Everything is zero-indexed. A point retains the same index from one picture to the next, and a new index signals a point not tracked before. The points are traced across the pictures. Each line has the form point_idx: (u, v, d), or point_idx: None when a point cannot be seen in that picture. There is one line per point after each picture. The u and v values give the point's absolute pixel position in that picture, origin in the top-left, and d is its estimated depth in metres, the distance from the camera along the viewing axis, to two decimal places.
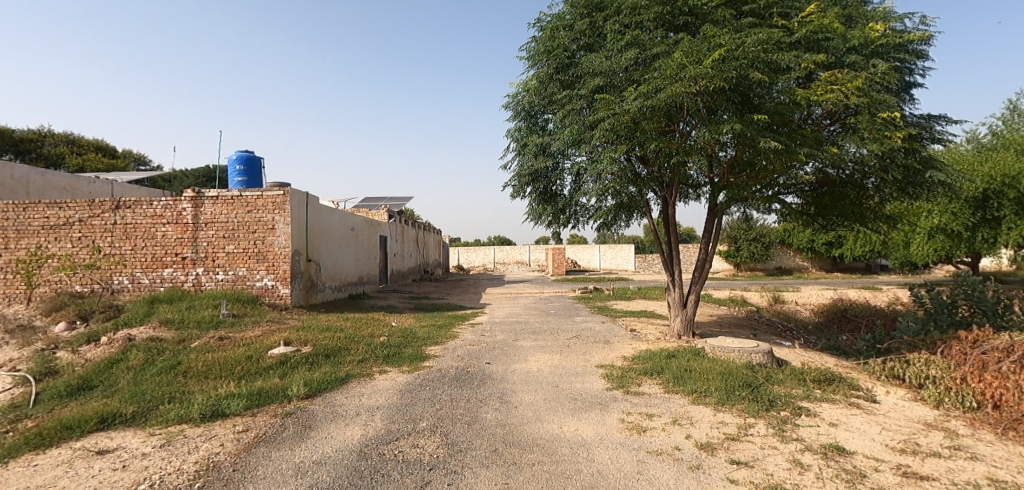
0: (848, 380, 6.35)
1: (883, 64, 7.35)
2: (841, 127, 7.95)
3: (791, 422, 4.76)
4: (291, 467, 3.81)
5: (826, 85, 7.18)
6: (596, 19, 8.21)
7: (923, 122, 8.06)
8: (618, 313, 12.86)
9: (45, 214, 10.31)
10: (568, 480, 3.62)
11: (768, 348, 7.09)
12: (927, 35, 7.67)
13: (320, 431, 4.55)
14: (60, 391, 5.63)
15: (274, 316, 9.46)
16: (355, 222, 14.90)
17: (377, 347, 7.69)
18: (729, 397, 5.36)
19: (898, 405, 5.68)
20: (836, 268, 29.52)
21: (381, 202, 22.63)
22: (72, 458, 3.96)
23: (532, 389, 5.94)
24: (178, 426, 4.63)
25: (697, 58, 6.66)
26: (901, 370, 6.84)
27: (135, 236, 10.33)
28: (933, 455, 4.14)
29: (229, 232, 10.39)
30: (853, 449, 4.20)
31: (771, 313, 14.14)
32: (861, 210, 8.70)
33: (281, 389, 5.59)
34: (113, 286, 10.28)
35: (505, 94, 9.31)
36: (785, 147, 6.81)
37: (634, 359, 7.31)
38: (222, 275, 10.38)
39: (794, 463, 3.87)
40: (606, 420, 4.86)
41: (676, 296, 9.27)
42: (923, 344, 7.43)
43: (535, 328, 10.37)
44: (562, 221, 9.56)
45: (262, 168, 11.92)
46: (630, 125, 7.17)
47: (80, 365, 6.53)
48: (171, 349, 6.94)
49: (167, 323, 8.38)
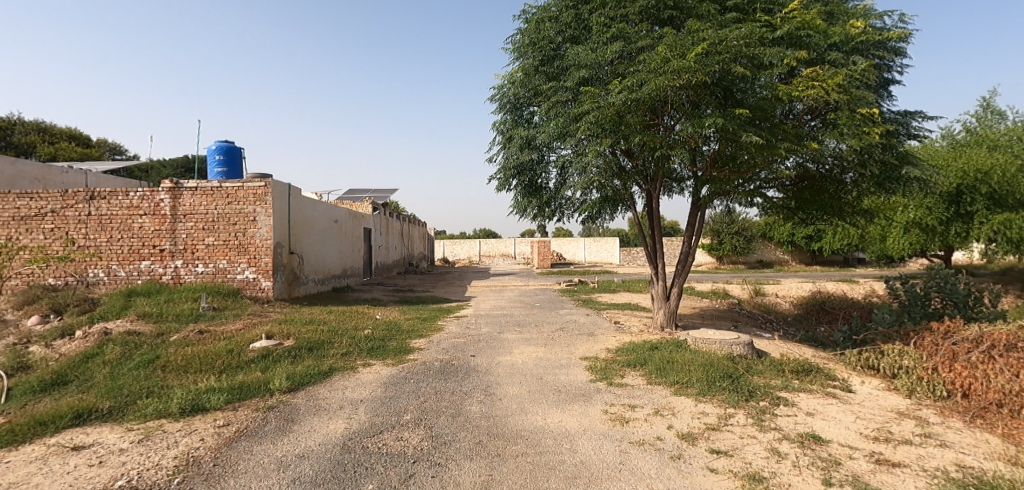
0: (825, 371, 6.48)
1: (862, 61, 7.45)
2: (822, 122, 8.08)
3: (769, 412, 4.84)
4: (273, 462, 3.78)
5: (808, 81, 7.21)
6: (581, 11, 8.14)
7: (900, 118, 8.22)
8: (601, 306, 12.95)
9: (16, 205, 10.01)
10: (552, 472, 3.65)
11: (749, 340, 7.20)
12: (906, 33, 7.78)
13: (302, 425, 4.51)
14: (33, 386, 5.48)
15: (255, 309, 9.33)
16: (338, 215, 14.75)
17: (361, 340, 7.64)
18: (710, 388, 5.44)
19: (873, 395, 5.83)
20: (816, 262, 30.10)
21: (365, 194, 22.41)
22: (46, 455, 3.87)
23: (517, 381, 5.98)
24: (157, 421, 4.56)
25: (681, 52, 6.71)
26: (876, 361, 7.01)
27: (111, 228, 10.10)
28: (905, 442, 4.27)
29: (209, 224, 10.21)
30: (828, 437, 4.30)
31: (752, 306, 14.40)
32: (840, 204, 8.84)
33: (263, 383, 5.53)
34: (87, 279, 10.05)
35: (491, 87, 9.31)
36: (766, 142, 6.90)
37: (618, 351, 7.38)
38: (201, 267, 10.20)
39: (772, 452, 3.95)
40: (590, 411, 4.91)
41: (660, 289, 9.35)
42: (897, 336, 7.68)
43: (520, 320, 10.44)
44: (547, 214, 9.58)
45: (242, 159, 11.71)
46: (614, 118, 7.21)
47: (54, 360, 6.37)
48: (149, 343, 6.80)
49: (144, 316, 8.22)
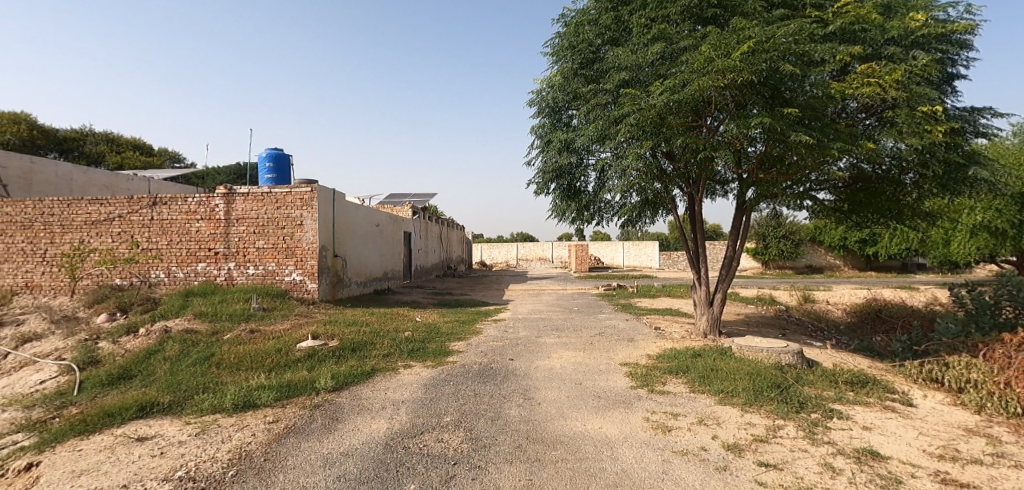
0: (883, 383, 6.13)
1: (923, 56, 7.04)
2: (877, 121, 7.69)
3: (822, 425, 4.63)
4: (319, 458, 3.90)
5: (862, 78, 6.90)
6: (620, 13, 8.08)
7: (966, 115, 7.73)
8: (642, 311, 12.70)
9: (87, 210, 10.69)
10: (592, 479, 3.60)
11: (798, 348, 6.91)
12: (973, 25, 7.27)
13: (347, 424, 4.63)
14: (102, 380, 5.87)
15: (302, 310, 9.65)
16: (379, 219, 15.06)
17: (401, 342, 7.79)
18: (757, 398, 5.25)
19: (936, 409, 5.47)
20: (870, 267, 28.71)
21: (405, 199, 22.84)
22: (113, 444, 4.12)
23: (555, 386, 5.93)
24: (212, 415, 4.79)
25: (725, 52, 6.54)
26: (940, 374, 6.57)
27: (171, 231, 10.67)
28: (973, 462, 3.98)
29: (259, 228, 10.66)
30: (888, 453, 4.07)
31: (801, 312, 13.78)
32: (898, 207, 8.38)
33: (309, 381, 5.72)
34: (150, 279, 10.65)
35: (530, 91, 9.32)
36: (817, 142, 6.62)
37: (659, 358, 7.20)
38: (252, 269, 10.65)
39: (826, 467, 3.77)
40: (630, 419, 4.82)
41: (703, 294, 9.09)
42: (963, 347, 7.18)
43: (558, 325, 10.38)
44: (586, 218, 9.47)
45: (290, 165, 12.17)
46: (655, 120, 7.09)
47: (120, 355, 6.79)
48: (205, 341, 7.16)
49: (201, 315, 8.65)
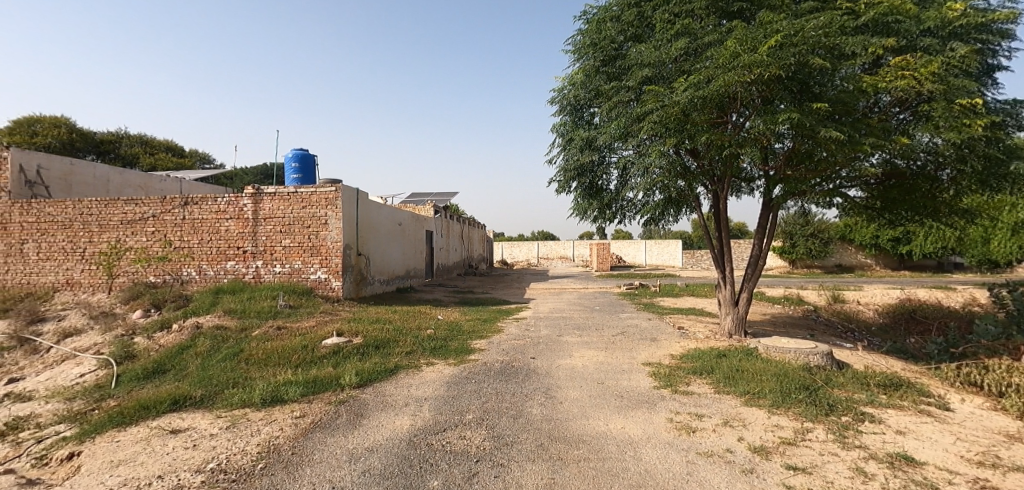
0: (917, 386, 5.93)
1: (962, 47, 6.77)
2: (912, 115, 7.44)
3: (853, 429, 4.50)
4: (344, 453, 3.96)
5: (896, 71, 6.67)
6: (643, 9, 7.99)
7: (1007, 108, 7.42)
8: (665, 310, 12.53)
9: (122, 210, 11.06)
10: (615, 479, 3.58)
11: (827, 349, 6.74)
12: (1015, 13, 6.95)
13: (371, 420, 4.70)
14: (138, 374, 6.07)
15: (327, 308, 9.82)
16: (402, 218, 15.21)
17: (423, 340, 7.84)
18: (784, 400, 5.13)
19: (975, 414, 5.27)
20: (903, 266, 27.79)
21: (427, 198, 23.00)
22: (148, 436, 4.27)
23: (577, 385, 5.90)
24: (242, 409, 4.91)
25: (752, 46, 6.40)
26: (979, 378, 6.32)
27: (202, 230, 10.97)
28: (1015, 469, 3.82)
29: (285, 227, 10.87)
30: (922, 459, 3.94)
31: (830, 312, 13.41)
32: (934, 204, 8.10)
33: (334, 378, 5.81)
34: (181, 277, 10.96)
35: (551, 89, 9.29)
36: (847, 138, 6.44)
37: (682, 358, 7.10)
38: (279, 267, 10.87)
39: (857, 472, 3.67)
40: (654, 419, 4.76)
41: (728, 294, 8.93)
42: (1003, 350, 6.89)
43: (580, 324, 10.32)
44: (608, 217, 9.39)
45: (315, 165, 12.38)
46: (679, 117, 6.99)
47: (154, 350, 7.01)
48: (234, 337, 7.34)
49: (230, 312, 8.87)
